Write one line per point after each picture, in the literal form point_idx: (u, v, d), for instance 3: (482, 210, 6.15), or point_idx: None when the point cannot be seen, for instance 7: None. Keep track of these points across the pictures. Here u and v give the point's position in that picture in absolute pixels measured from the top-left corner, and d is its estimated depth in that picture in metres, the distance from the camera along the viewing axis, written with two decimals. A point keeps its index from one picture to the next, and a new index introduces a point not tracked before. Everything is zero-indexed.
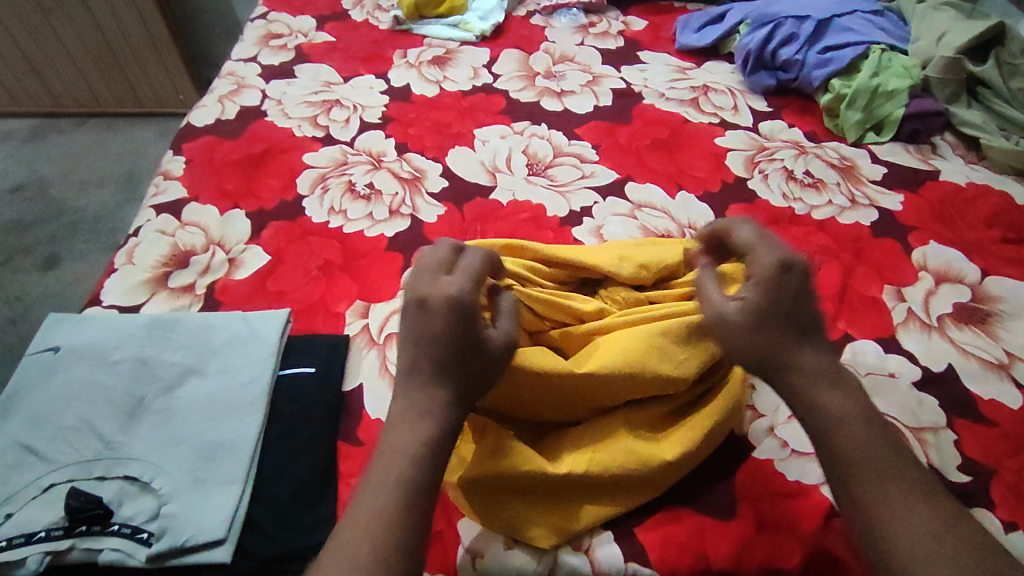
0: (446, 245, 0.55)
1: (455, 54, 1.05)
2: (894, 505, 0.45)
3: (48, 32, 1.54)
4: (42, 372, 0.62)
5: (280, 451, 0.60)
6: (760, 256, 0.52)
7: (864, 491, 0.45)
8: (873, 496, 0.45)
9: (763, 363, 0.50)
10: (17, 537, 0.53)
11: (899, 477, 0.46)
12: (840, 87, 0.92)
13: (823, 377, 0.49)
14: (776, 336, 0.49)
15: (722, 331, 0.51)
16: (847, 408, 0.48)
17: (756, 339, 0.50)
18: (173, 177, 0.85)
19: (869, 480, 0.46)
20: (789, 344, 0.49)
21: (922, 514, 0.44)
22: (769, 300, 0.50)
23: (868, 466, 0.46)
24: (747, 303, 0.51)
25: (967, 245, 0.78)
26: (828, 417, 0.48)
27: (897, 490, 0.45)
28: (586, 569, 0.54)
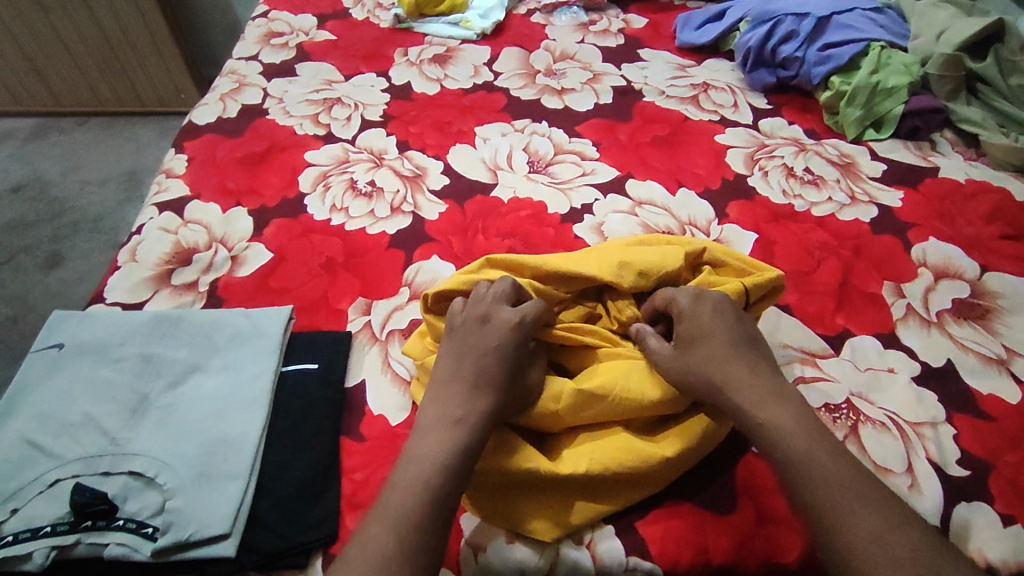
0: (504, 284, 0.60)
1: (456, 52, 1.06)
2: (839, 510, 0.48)
3: (49, 32, 1.54)
4: (46, 369, 0.63)
5: (283, 447, 0.60)
6: (678, 301, 0.59)
7: (813, 500, 0.49)
8: (822, 505, 0.48)
9: (703, 392, 0.55)
10: (23, 532, 0.53)
11: (847, 483, 0.49)
12: (840, 84, 0.93)
13: (763, 394, 0.54)
14: (706, 366, 0.55)
15: (664, 365, 0.57)
16: (791, 421, 0.52)
17: (689, 371, 0.55)
18: (175, 175, 0.85)
19: (816, 489, 0.49)
20: (726, 368, 0.55)
21: (869, 518, 0.47)
22: (690, 338, 0.57)
23: (809, 476, 0.49)
24: (676, 343, 0.57)
25: (966, 241, 0.78)
26: (774, 432, 0.52)
27: (843, 496, 0.48)
28: (588, 563, 0.55)
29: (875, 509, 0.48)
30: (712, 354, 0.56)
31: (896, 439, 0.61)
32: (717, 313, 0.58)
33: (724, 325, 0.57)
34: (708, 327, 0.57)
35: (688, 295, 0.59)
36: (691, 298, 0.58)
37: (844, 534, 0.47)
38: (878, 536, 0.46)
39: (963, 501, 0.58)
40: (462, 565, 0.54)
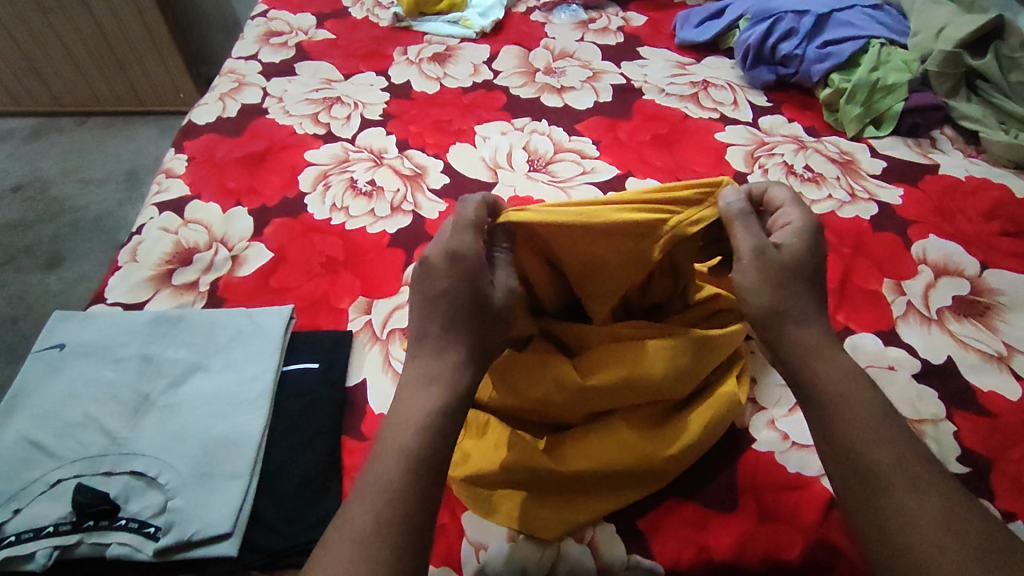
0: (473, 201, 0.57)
1: (455, 51, 1.05)
2: (894, 476, 0.46)
3: (49, 32, 1.54)
4: (48, 369, 0.63)
5: (284, 445, 0.60)
6: (790, 216, 0.57)
7: (869, 455, 0.47)
8: (876, 462, 0.47)
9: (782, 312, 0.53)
10: (26, 532, 0.53)
11: (902, 447, 0.47)
12: (840, 82, 0.93)
13: (819, 341, 0.53)
14: (797, 291, 0.54)
15: (755, 263, 0.54)
16: (847, 377, 0.51)
17: (782, 285, 0.54)
18: (175, 175, 0.85)
19: (873, 447, 0.47)
20: (800, 300, 0.54)
21: (926, 485, 0.46)
22: (802, 253, 0.55)
23: (868, 437, 0.48)
24: (784, 249, 0.55)
25: (966, 239, 0.78)
26: (830, 384, 0.51)
27: (897, 463, 0.47)
28: (589, 562, 0.55)
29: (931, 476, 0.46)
30: (796, 279, 0.54)
31: None
32: (819, 246, 0.56)
33: (817, 261, 0.55)
34: (810, 252, 0.55)
35: (803, 216, 0.56)
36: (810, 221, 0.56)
37: (898, 493, 0.45)
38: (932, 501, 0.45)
39: None
40: (463, 564, 0.54)
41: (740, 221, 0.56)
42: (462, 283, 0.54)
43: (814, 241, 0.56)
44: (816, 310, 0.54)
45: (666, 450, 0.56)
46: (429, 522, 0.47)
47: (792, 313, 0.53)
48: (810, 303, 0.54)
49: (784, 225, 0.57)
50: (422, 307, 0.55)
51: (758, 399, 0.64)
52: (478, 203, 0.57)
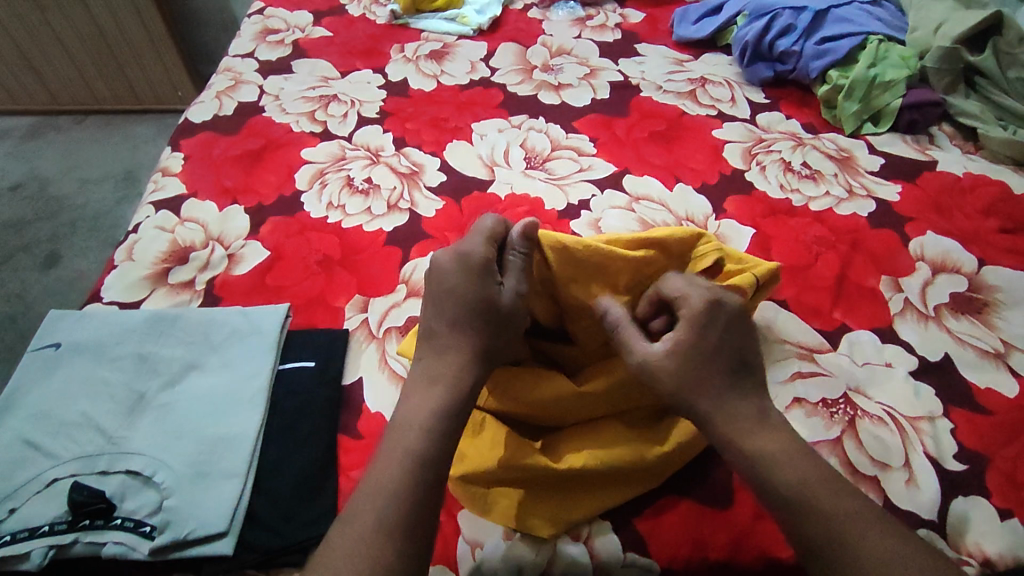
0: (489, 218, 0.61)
1: (453, 48, 1.05)
2: (845, 535, 0.46)
3: (46, 30, 1.54)
4: (44, 368, 0.63)
5: (280, 444, 0.60)
6: (691, 299, 0.55)
7: (815, 531, 0.47)
8: (825, 534, 0.47)
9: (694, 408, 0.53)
10: (21, 532, 0.53)
11: (845, 510, 0.47)
12: (837, 78, 0.93)
13: (747, 421, 0.51)
14: (706, 379, 0.53)
15: (651, 373, 0.53)
16: (782, 449, 0.50)
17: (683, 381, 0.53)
18: (171, 174, 0.85)
19: (817, 518, 0.47)
20: (713, 388, 0.52)
21: (872, 547, 0.45)
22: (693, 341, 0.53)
23: (812, 499, 0.48)
24: (676, 343, 0.54)
25: (964, 235, 0.78)
26: (762, 462, 0.50)
27: (843, 520, 0.47)
28: (586, 560, 0.54)
29: (876, 535, 0.46)
30: (701, 372, 0.53)
31: (893, 434, 0.61)
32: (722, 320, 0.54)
33: (721, 341, 0.54)
34: (706, 337, 0.54)
35: (695, 298, 0.55)
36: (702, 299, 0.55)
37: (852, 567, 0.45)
38: (884, 570, 0.44)
39: (959, 496, 0.58)
40: (460, 562, 0.54)
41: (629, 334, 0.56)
42: (468, 280, 0.57)
43: (715, 318, 0.54)
44: (729, 396, 0.53)
45: (656, 446, 0.57)
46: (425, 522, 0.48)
47: (707, 412, 0.52)
48: (725, 387, 0.53)
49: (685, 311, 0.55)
50: (433, 303, 0.57)
51: None
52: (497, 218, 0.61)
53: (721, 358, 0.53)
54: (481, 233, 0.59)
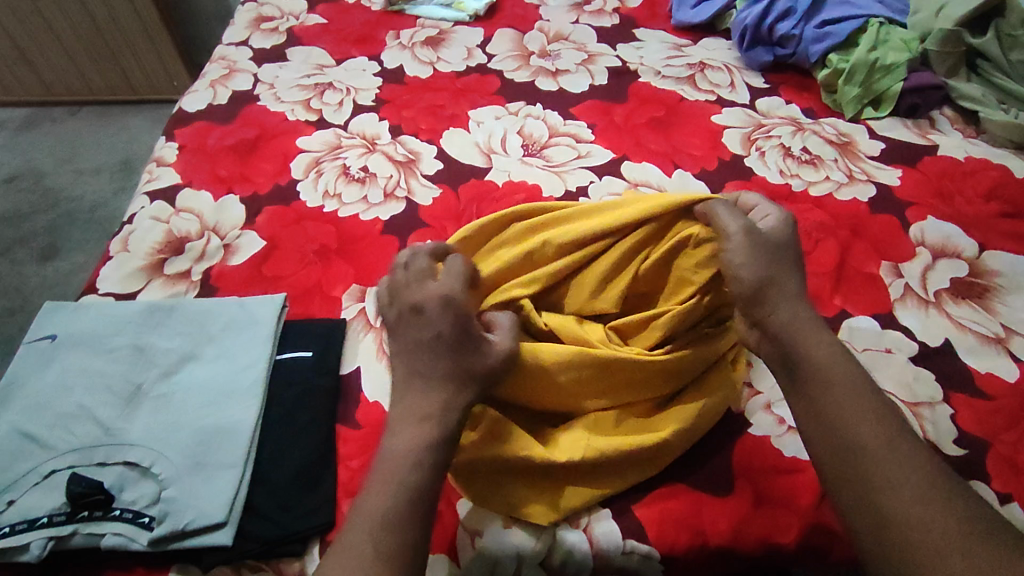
0: (423, 259, 0.58)
1: (449, 34, 1.04)
2: (894, 435, 0.48)
3: (38, 20, 1.52)
4: (41, 359, 0.62)
5: (279, 434, 0.60)
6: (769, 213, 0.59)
7: (866, 413, 0.49)
8: (868, 432, 0.48)
9: (772, 288, 0.54)
10: (20, 523, 0.53)
11: (900, 424, 0.49)
12: (838, 62, 0.91)
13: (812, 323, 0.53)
14: (785, 271, 0.55)
15: (751, 250, 0.54)
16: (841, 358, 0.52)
17: (773, 265, 0.54)
18: (166, 163, 0.84)
19: (865, 420, 0.49)
20: (787, 279, 0.54)
21: (910, 466, 0.47)
22: (782, 242, 0.56)
23: (861, 395, 0.50)
24: (769, 236, 0.56)
25: (965, 220, 0.78)
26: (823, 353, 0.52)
27: (893, 428, 0.48)
28: (585, 547, 0.55)
29: (918, 446, 0.48)
30: (785, 264, 0.55)
31: None
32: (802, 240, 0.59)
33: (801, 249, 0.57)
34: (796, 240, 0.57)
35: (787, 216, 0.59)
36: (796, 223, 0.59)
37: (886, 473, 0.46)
38: (926, 466, 0.47)
39: (959, 480, 0.58)
40: (459, 550, 0.54)
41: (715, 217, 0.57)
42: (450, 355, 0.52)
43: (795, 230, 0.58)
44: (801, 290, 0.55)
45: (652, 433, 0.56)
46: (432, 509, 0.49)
47: (794, 295, 0.54)
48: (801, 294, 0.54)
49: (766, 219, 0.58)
50: (411, 352, 0.54)
51: (755, 383, 0.63)
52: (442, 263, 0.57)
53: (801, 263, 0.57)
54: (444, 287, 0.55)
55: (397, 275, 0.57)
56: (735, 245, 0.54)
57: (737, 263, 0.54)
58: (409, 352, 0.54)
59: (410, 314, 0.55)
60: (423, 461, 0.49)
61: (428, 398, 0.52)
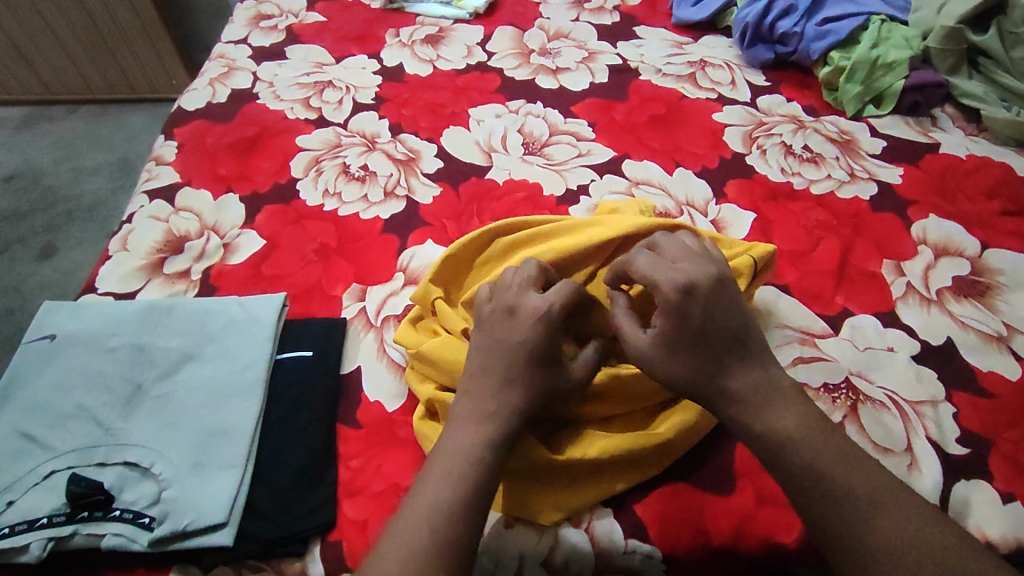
0: (530, 266, 0.58)
1: (449, 32, 1.04)
2: (873, 516, 0.46)
3: (36, 18, 1.51)
4: (39, 359, 0.62)
5: (279, 433, 0.60)
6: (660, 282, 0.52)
7: (835, 505, 0.47)
8: (853, 495, 0.47)
9: (696, 394, 0.52)
10: (20, 524, 0.53)
11: (878, 501, 0.47)
12: (839, 59, 0.91)
13: (756, 401, 0.50)
14: (695, 363, 0.51)
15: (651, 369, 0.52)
16: (799, 427, 0.49)
17: (672, 377, 0.52)
18: (165, 162, 0.84)
19: (848, 483, 0.47)
20: (700, 379, 0.51)
21: (904, 516, 0.46)
22: (676, 328, 0.51)
23: (828, 478, 0.47)
24: (658, 332, 0.52)
25: (967, 218, 0.77)
26: (788, 437, 0.49)
27: (870, 508, 0.46)
28: (587, 546, 0.55)
29: (901, 516, 0.46)
30: (705, 348, 0.51)
31: (894, 418, 0.61)
32: (714, 287, 0.52)
33: (713, 316, 0.51)
34: (705, 303, 0.51)
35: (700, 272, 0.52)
36: (703, 270, 0.53)
37: (882, 536, 0.45)
38: (913, 544, 0.45)
39: (962, 479, 0.58)
40: None
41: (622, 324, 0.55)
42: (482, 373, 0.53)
43: (691, 297, 0.51)
44: (733, 365, 0.51)
45: (657, 433, 0.56)
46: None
47: (711, 395, 0.51)
48: (737, 374, 0.51)
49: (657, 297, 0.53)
50: (484, 349, 0.54)
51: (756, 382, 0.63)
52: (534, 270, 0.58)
53: (721, 331, 0.51)
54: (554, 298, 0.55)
55: (505, 275, 0.58)
56: (648, 362, 0.53)
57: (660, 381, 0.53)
58: (489, 351, 0.54)
59: (505, 316, 0.54)
60: (479, 460, 0.49)
61: (495, 397, 0.52)
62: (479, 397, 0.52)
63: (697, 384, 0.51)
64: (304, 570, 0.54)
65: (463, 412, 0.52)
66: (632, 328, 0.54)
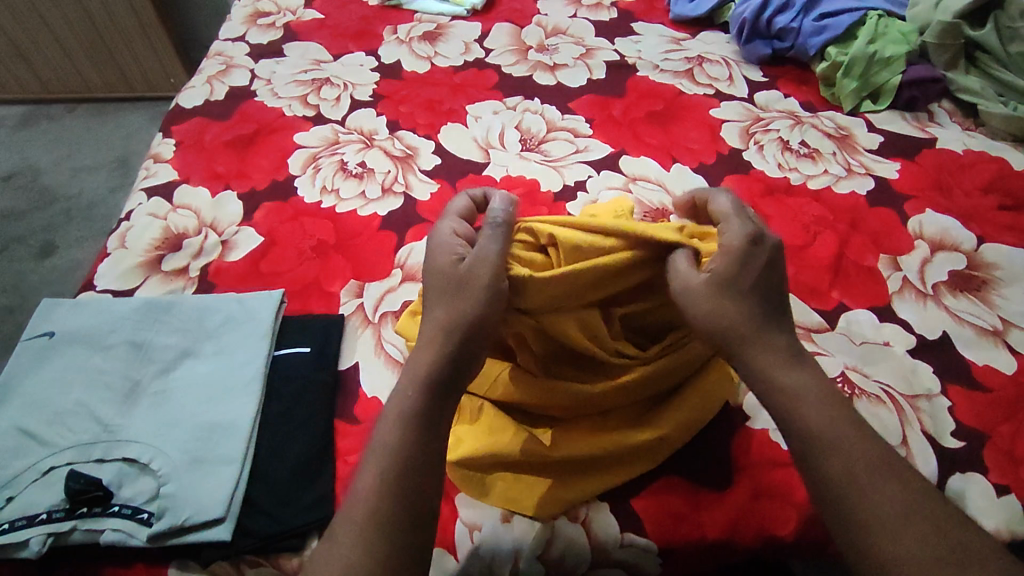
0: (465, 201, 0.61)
1: (446, 29, 1.04)
2: (868, 486, 0.46)
3: (35, 17, 1.51)
4: (39, 356, 0.62)
5: (277, 428, 0.60)
6: (731, 228, 0.53)
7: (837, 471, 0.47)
8: (850, 471, 0.46)
9: (728, 337, 0.50)
10: (19, 520, 0.53)
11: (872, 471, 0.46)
12: (836, 55, 0.91)
13: (781, 355, 0.50)
14: (743, 308, 0.50)
15: (690, 304, 0.51)
16: (810, 389, 0.49)
17: (717, 313, 0.50)
18: (163, 160, 0.84)
19: (841, 456, 0.47)
20: (750, 320, 0.50)
21: (894, 491, 0.46)
22: (736, 274, 0.51)
23: (830, 442, 0.47)
24: (716, 273, 0.51)
25: (963, 213, 0.77)
26: (794, 396, 0.49)
27: (863, 477, 0.46)
28: (583, 540, 0.55)
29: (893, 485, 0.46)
30: (745, 297, 0.51)
31: (890, 413, 0.61)
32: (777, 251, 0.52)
33: (765, 276, 0.52)
34: (765, 262, 0.52)
35: (742, 225, 0.53)
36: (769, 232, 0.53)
37: (873, 509, 0.45)
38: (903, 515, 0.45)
39: (957, 473, 0.58)
40: (458, 545, 0.54)
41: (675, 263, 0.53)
42: (440, 306, 0.53)
43: (757, 252, 0.51)
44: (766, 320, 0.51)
45: (653, 429, 0.57)
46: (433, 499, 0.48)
47: (745, 336, 0.50)
48: (773, 330, 0.51)
49: (724, 239, 0.52)
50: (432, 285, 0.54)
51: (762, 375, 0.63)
52: (467, 203, 0.60)
53: (768, 292, 0.52)
54: (451, 212, 0.59)
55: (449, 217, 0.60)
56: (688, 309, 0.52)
57: (696, 321, 0.51)
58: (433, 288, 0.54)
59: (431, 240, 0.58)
60: None
61: (444, 312, 0.52)
62: (422, 350, 0.52)
63: (739, 330, 0.50)
64: (303, 564, 0.54)
65: (410, 365, 0.52)
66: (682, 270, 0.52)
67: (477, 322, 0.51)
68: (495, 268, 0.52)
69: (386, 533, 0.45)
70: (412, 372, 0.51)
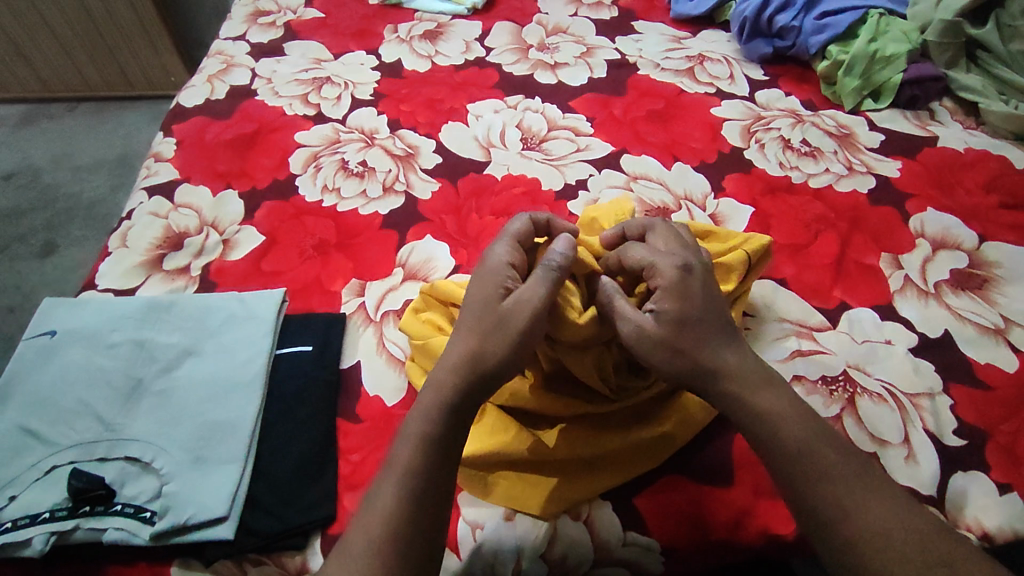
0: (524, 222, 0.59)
1: (447, 28, 1.04)
2: (851, 502, 0.47)
3: (35, 17, 1.51)
4: (40, 355, 0.62)
5: (279, 427, 0.60)
6: (660, 266, 0.54)
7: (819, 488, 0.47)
8: (837, 488, 0.47)
9: (695, 372, 0.51)
10: (22, 519, 0.53)
11: (855, 486, 0.47)
12: (837, 54, 0.91)
13: (759, 380, 0.51)
14: (697, 339, 0.51)
15: (644, 349, 0.52)
16: (785, 408, 0.50)
17: (674, 353, 0.51)
18: (164, 159, 0.84)
19: (826, 471, 0.48)
20: (706, 348, 0.51)
21: (879, 510, 0.47)
22: (684, 308, 0.52)
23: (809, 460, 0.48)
24: (664, 312, 0.52)
25: (965, 211, 0.77)
26: (772, 419, 0.50)
27: (846, 492, 0.47)
28: (586, 539, 0.55)
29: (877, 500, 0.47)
30: (693, 340, 0.51)
31: (892, 411, 0.61)
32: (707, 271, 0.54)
33: (707, 300, 0.53)
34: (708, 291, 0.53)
35: (671, 266, 0.53)
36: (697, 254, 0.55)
37: (859, 526, 0.46)
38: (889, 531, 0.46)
39: (958, 471, 0.58)
40: (461, 543, 0.54)
41: (612, 309, 0.53)
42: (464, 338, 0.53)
43: (688, 283, 0.53)
44: (727, 343, 0.52)
45: (655, 427, 0.57)
46: (436, 497, 0.48)
47: (710, 371, 0.51)
48: (728, 358, 0.51)
49: (657, 279, 0.54)
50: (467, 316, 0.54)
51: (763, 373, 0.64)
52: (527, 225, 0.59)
53: (717, 316, 0.53)
54: (506, 237, 0.58)
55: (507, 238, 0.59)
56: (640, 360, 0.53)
57: (656, 364, 0.52)
58: (465, 310, 0.54)
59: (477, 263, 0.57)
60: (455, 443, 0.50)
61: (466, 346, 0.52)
62: (439, 376, 0.52)
63: (690, 378, 0.51)
64: (305, 563, 0.54)
65: (433, 385, 0.52)
66: (623, 318, 0.53)
67: (503, 366, 0.51)
68: (537, 315, 0.51)
69: (392, 540, 0.46)
70: (433, 390, 0.52)
